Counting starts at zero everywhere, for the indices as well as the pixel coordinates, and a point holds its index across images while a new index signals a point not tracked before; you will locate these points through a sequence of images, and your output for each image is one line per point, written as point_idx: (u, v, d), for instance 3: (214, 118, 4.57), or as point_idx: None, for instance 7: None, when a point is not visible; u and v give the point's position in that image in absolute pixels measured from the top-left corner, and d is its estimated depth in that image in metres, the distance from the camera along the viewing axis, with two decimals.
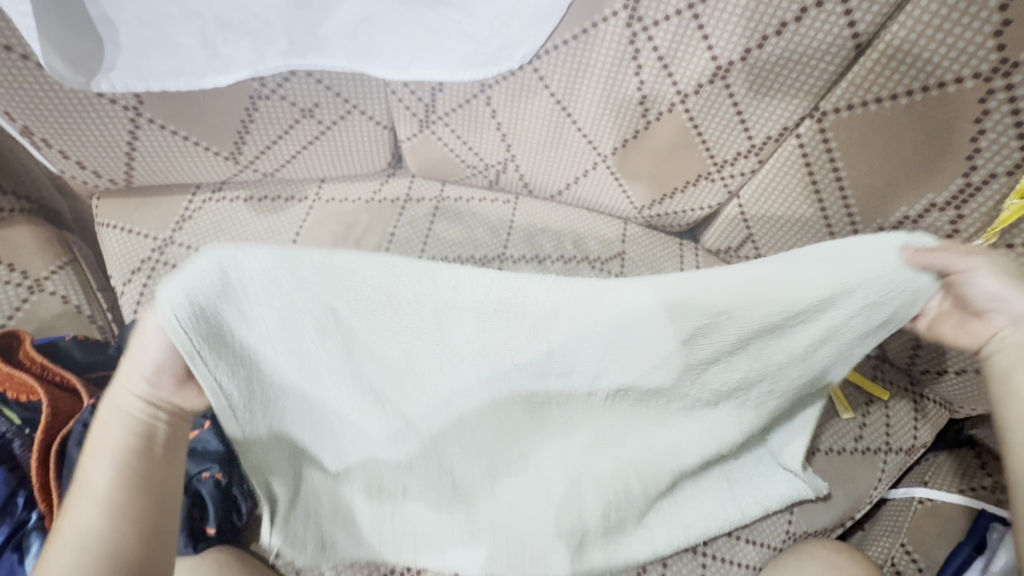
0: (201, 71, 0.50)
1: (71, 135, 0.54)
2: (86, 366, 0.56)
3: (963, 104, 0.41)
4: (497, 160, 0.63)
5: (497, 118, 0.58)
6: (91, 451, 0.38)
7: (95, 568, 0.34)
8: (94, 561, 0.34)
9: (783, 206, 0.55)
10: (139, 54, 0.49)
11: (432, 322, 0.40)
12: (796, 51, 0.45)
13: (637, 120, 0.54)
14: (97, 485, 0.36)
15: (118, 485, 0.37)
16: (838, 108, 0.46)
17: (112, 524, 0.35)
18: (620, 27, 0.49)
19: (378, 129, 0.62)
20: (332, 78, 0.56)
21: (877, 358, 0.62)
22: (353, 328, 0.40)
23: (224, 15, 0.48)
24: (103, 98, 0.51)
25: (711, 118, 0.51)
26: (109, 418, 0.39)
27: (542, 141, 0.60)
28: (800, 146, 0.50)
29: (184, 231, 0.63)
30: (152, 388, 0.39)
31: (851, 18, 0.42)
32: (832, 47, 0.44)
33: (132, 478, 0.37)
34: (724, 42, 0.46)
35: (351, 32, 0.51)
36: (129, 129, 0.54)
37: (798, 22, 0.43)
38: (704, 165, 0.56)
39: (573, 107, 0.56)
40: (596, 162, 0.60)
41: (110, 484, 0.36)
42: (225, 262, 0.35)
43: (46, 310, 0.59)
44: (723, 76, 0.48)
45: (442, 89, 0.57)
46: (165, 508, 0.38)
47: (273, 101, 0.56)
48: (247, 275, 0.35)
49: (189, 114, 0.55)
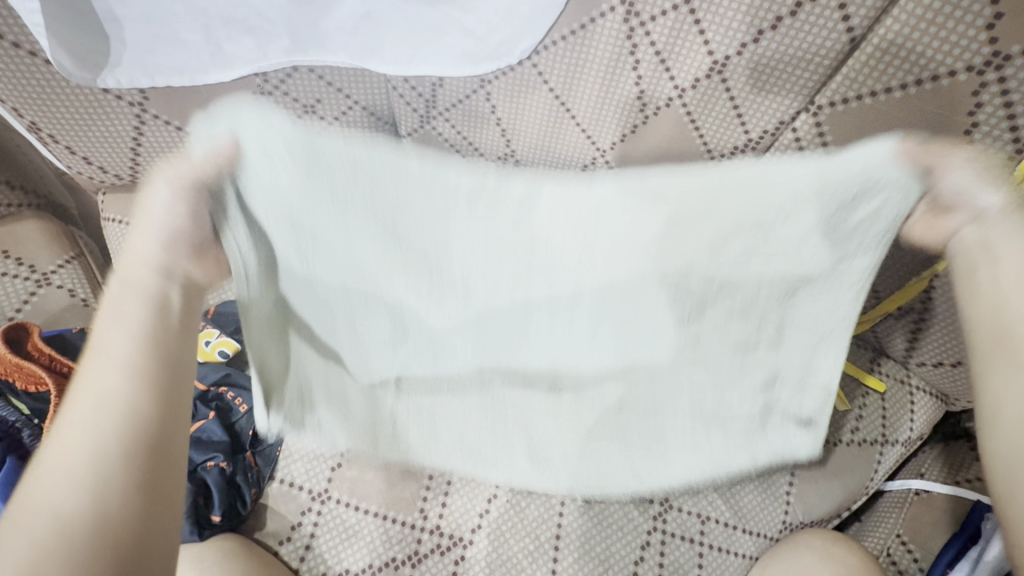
0: (206, 66, 0.51)
1: (77, 131, 0.55)
2: None
3: (957, 96, 0.42)
4: (497, 156, 0.64)
5: (496, 113, 0.59)
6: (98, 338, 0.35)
7: (120, 440, 0.32)
8: (124, 434, 0.33)
9: None
10: (145, 50, 0.49)
11: (438, 233, 0.43)
12: (793, 45, 0.45)
13: (635, 115, 0.55)
14: (118, 369, 0.35)
15: (136, 366, 0.35)
16: (834, 101, 0.47)
17: (135, 403, 0.34)
18: (618, 22, 0.49)
19: (380, 124, 0.63)
20: (334, 74, 0.56)
21: (874, 351, 0.63)
22: (353, 238, 0.43)
23: (229, 12, 0.49)
24: (107, 93, 0.52)
25: (707, 113, 0.52)
26: (123, 301, 0.37)
27: (541, 137, 0.60)
28: (795, 139, 0.51)
29: None
30: (169, 257, 0.40)
31: (845, 13, 0.42)
32: (826, 42, 0.44)
33: (149, 356, 0.36)
34: (721, 37, 0.47)
35: (353, 28, 0.52)
36: (134, 125, 0.55)
37: (794, 16, 0.44)
38: (701, 159, 0.56)
39: (572, 103, 0.56)
40: (595, 157, 0.60)
41: (128, 367, 0.35)
42: (250, 111, 0.36)
43: (54, 303, 0.61)
44: (719, 70, 0.49)
45: (442, 85, 0.57)
46: (181, 391, 0.36)
47: (277, 97, 0.56)
48: (250, 133, 0.36)
49: (193, 111, 0.55)
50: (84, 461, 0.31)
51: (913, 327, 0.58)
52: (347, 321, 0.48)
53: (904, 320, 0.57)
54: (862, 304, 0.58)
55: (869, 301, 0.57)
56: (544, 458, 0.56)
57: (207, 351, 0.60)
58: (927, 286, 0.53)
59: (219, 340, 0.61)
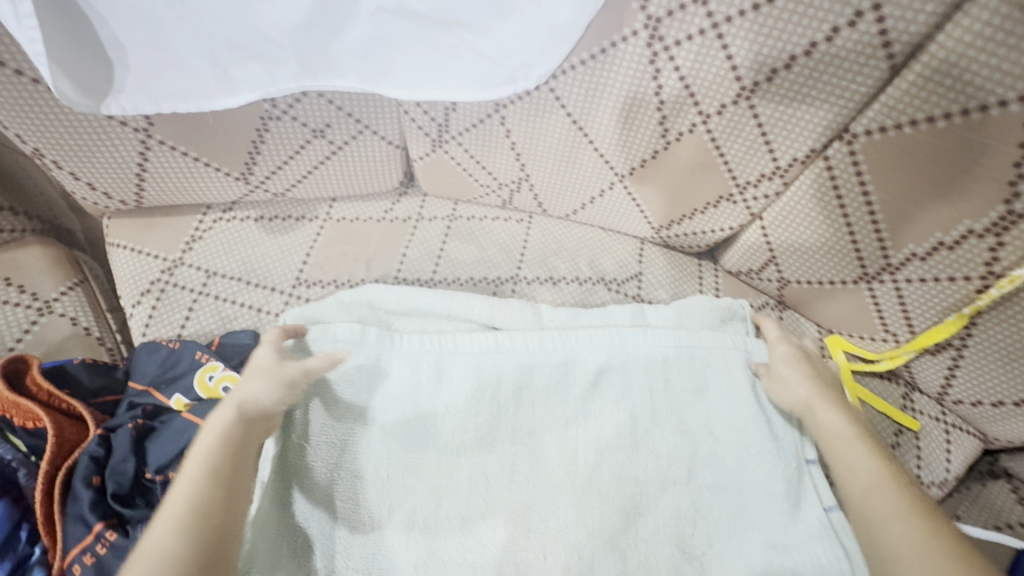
0: (212, 92, 0.50)
1: (81, 158, 0.53)
2: (95, 391, 0.54)
3: (1006, 128, 0.39)
4: (511, 179, 0.62)
5: (512, 137, 0.57)
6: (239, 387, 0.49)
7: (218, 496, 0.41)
8: (185, 525, 0.39)
9: (810, 231, 0.54)
10: (151, 78, 0.48)
11: (454, 435, 0.53)
12: (828, 69, 0.43)
13: (656, 139, 0.53)
14: (213, 439, 0.44)
15: (219, 454, 0.44)
16: (871, 130, 0.45)
17: (212, 476, 0.42)
18: (640, 47, 0.47)
19: (390, 148, 0.60)
20: (344, 99, 0.54)
21: (907, 385, 0.60)
22: (375, 441, 0.53)
23: (236, 36, 0.47)
24: (113, 120, 0.51)
25: (733, 140, 0.50)
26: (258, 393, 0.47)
27: (557, 161, 0.58)
28: (828, 168, 0.49)
29: (195, 252, 0.62)
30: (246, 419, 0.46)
31: (886, 38, 0.39)
32: (865, 69, 0.42)
33: (231, 438, 0.45)
34: (750, 63, 0.44)
35: (364, 51, 0.49)
36: (140, 151, 0.54)
37: (830, 42, 0.41)
38: (725, 186, 0.55)
39: (589, 127, 0.54)
40: (613, 182, 0.59)
41: (216, 443, 0.44)
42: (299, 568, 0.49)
43: (55, 333, 0.57)
44: (748, 96, 0.46)
45: (456, 110, 0.55)
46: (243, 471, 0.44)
47: (285, 121, 0.55)
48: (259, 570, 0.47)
49: (201, 137, 0.54)
50: (181, 515, 0.40)
51: (950, 364, 0.55)
52: (322, 408, 0.52)
53: (941, 357, 0.55)
54: (893, 337, 0.56)
55: (902, 335, 0.55)
56: (527, 384, 0.55)
57: (210, 388, 0.51)
58: (967, 323, 0.51)
59: (223, 374, 0.51)
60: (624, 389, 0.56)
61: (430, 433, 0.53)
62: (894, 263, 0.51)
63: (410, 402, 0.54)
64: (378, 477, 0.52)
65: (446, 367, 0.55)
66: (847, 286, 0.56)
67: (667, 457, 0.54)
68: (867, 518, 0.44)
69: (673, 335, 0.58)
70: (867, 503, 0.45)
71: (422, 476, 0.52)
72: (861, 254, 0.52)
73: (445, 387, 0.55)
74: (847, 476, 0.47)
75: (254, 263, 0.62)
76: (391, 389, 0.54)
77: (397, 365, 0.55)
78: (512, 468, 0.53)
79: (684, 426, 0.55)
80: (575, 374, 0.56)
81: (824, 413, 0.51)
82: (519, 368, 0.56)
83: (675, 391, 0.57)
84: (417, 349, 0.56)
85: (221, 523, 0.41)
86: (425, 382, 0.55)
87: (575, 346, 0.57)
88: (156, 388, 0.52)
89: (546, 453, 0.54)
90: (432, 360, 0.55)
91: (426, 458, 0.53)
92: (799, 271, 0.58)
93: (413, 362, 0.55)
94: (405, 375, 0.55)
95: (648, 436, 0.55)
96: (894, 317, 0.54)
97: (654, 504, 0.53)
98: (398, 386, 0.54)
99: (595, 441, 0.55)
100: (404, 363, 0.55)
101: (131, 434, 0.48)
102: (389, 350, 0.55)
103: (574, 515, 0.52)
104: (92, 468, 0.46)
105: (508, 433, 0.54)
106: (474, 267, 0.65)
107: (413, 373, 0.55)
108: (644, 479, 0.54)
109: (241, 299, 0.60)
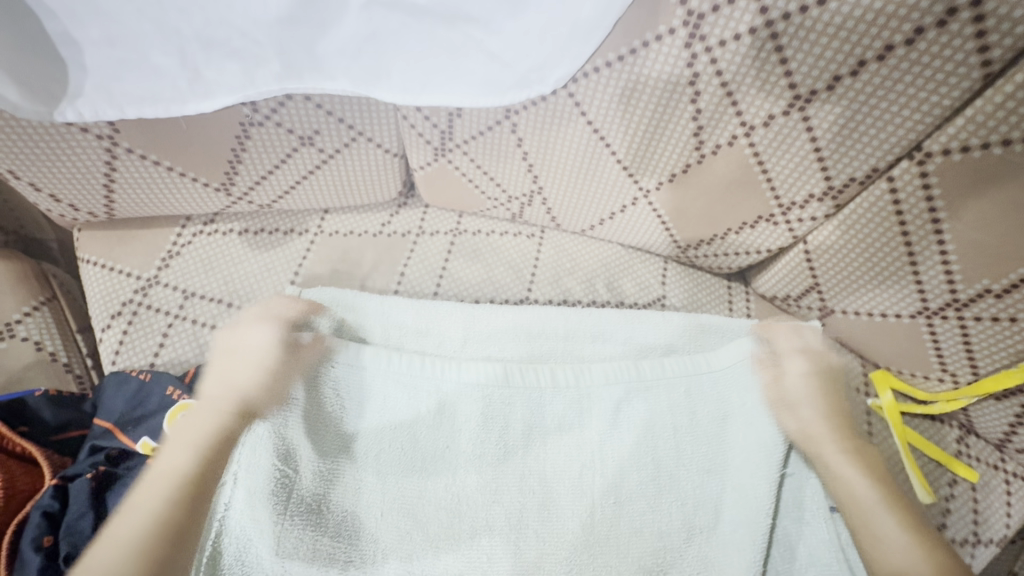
0: (183, 95, 0.43)
1: (41, 168, 0.47)
2: (58, 427, 0.49)
3: None
4: (522, 192, 0.56)
5: (523, 146, 0.50)
6: (218, 373, 0.46)
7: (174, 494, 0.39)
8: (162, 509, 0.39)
9: (861, 257, 0.47)
10: (111, 78, 0.42)
11: (451, 461, 0.48)
12: (905, 76, 0.36)
13: (689, 152, 0.46)
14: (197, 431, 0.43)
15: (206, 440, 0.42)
16: (949, 149, 0.38)
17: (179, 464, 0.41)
18: (678, 47, 0.40)
19: (388, 157, 0.54)
20: (334, 102, 0.48)
21: (961, 429, 0.53)
22: (363, 452, 0.47)
23: (207, 32, 0.40)
24: (71, 126, 0.45)
25: (779, 156, 0.44)
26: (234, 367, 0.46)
27: (573, 175, 0.52)
28: (891, 190, 0.42)
29: (171, 269, 0.56)
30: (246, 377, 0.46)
31: (983, 42, 0.33)
32: (950, 77, 0.35)
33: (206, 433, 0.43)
34: (807, 69, 0.38)
35: (355, 51, 0.42)
36: (106, 160, 0.48)
37: (910, 45, 0.34)
38: (765, 207, 0.48)
39: (612, 136, 0.47)
40: (637, 197, 0.52)
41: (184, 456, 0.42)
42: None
43: (16, 360, 0.52)
44: (801, 106, 0.40)
45: (461, 116, 0.49)
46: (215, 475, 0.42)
47: (268, 127, 0.48)
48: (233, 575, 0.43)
49: (174, 144, 0.48)
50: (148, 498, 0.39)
51: (1018, 412, 0.47)
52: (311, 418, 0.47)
53: (1006, 403, 0.47)
54: (951, 378, 0.49)
55: (962, 377, 0.48)
56: (538, 426, 0.50)
57: None
58: None
59: None
60: (637, 425, 0.50)
61: (431, 455, 0.48)
62: (962, 299, 0.44)
63: (412, 415, 0.48)
64: (365, 490, 0.47)
65: (450, 380, 0.49)
66: (902, 320, 0.48)
67: (694, 509, 0.49)
68: (863, 531, 0.44)
69: (686, 362, 0.52)
70: (857, 520, 0.45)
71: (416, 502, 0.47)
72: (922, 286, 0.45)
73: (448, 404, 0.49)
74: (840, 491, 0.47)
75: (237, 283, 0.56)
76: (386, 400, 0.49)
77: (395, 376, 0.49)
78: (521, 516, 0.47)
79: (711, 466, 0.50)
80: (595, 415, 0.50)
81: (822, 448, 0.48)
82: (522, 403, 0.50)
83: (697, 429, 0.50)
84: (416, 359, 0.50)
85: (189, 513, 0.39)
86: (431, 395, 0.49)
87: (588, 376, 0.51)
88: (121, 429, 0.48)
89: (561, 503, 0.48)
90: (438, 388, 0.49)
91: (421, 489, 0.47)
92: (843, 299, 0.51)
93: (415, 373, 0.49)
94: (398, 389, 0.49)
95: (672, 482, 0.49)
96: (955, 358, 0.47)
97: (680, 567, 0.48)
98: (398, 398, 0.49)
99: (611, 485, 0.49)
100: (407, 374, 0.49)
101: (89, 485, 0.44)
102: (388, 364, 0.49)
103: (579, 575, 0.46)
104: (45, 525, 0.42)
105: (515, 481, 0.48)
106: (480, 288, 0.59)
107: (413, 386, 0.49)
108: (667, 532, 0.48)
109: (221, 324, 0.55)
